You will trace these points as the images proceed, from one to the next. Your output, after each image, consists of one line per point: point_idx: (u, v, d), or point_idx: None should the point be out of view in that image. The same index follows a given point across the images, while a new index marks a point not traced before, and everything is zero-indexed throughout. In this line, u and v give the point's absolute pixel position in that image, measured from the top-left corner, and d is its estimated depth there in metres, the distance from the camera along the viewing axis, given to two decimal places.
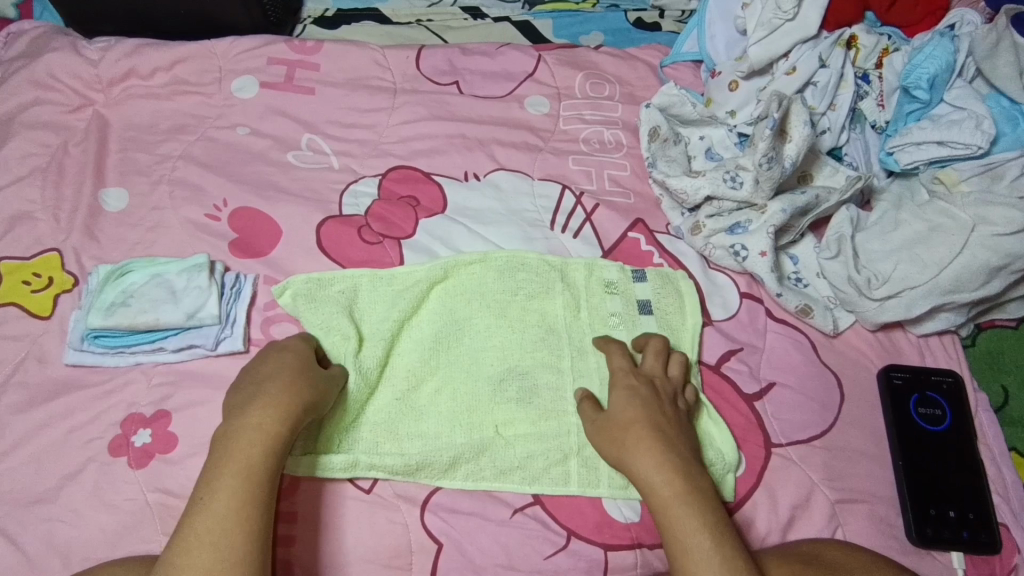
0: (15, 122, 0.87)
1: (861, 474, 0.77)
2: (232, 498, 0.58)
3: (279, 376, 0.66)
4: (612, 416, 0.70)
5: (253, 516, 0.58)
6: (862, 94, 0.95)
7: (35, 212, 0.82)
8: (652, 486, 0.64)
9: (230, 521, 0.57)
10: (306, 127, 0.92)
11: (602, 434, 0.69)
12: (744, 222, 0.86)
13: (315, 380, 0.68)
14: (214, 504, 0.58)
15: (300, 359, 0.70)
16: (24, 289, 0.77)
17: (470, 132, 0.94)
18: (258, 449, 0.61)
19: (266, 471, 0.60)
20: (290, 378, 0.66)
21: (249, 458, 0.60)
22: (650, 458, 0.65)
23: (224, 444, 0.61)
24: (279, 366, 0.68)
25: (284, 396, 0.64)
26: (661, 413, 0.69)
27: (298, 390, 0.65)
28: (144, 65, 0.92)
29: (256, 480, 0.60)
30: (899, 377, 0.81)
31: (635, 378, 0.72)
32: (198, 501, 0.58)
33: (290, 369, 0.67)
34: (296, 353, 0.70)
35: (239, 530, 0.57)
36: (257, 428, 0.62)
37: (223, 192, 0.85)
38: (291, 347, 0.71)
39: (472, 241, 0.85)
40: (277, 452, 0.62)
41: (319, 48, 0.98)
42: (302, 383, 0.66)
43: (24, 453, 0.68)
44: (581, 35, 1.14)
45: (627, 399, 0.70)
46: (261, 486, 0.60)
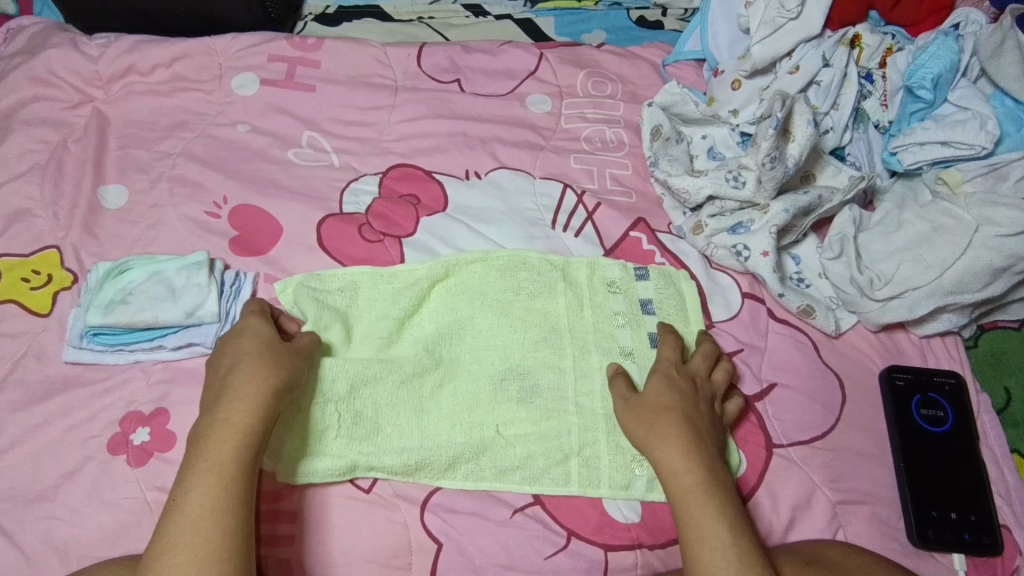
0: (15, 118, 0.87)
1: (863, 476, 0.76)
2: (205, 497, 0.58)
3: (247, 364, 0.65)
4: (645, 399, 0.70)
5: (231, 512, 0.58)
6: (865, 94, 0.95)
7: (34, 209, 0.81)
8: (673, 471, 0.65)
9: (208, 519, 0.57)
10: (307, 124, 0.91)
11: (631, 416, 0.70)
12: (746, 221, 0.85)
13: (282, 366, 0.66)
14: (191, 502, 0.58)
15: (265, 343, 0.68)
16: (23, 286, 0.77)
17: (471, 131, 0.93)
18: (229, 445, 0.60)
19: (242, 467, 0.60)
20: (259, 368, 0.65)
21: (224, 454, 0.60)
22: (677, 445, 0.66)
23: (200, 440, 0.61)
24: (246, 352, 0.67)
25: (251, 389, 0.63)
26: (693, 404, 0.70)
27: (265, 380, 0.64)
28: (144, 62, 0.92)
29: (229, 477, 0.59)
30: (901, 378, 0.81)
31: (674, 369, 0.73)
32: (176, 499, 0.58)
33: (253, 355, 0.66)
34: (262, 337, 0.68)
35: (218, 527, 0.57)
36: (230, 423, 0.61)
37: (223, 189, 0.84)
38: (257, 330, 0.69)
39: (473, 240, 0.85)
40: (248, 446, 0.61)
41: (319, 45, 0.97)
42: (271, 372, 0.65)
43: (22, 451, 0.68)
44: (582, 33, 1.14)
45: (664, 386, 0.71)
46: (235, 482, 0.59)
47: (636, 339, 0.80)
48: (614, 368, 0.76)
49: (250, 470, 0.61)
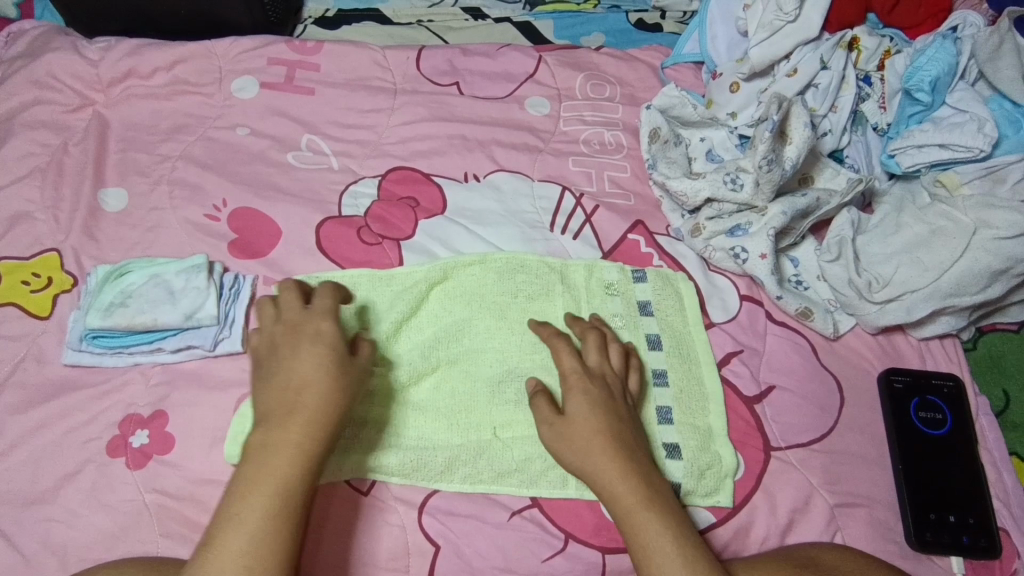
0: (16, 121, 0.87)
1: (861, 479, 0.76)
2: (263, 511, 0.58)
3: (315, 378, 0.63)
4: (570, 421, 0.67)
5: (285, 535, 0.58)
6: (864, 96, 0.95)
7: (34, 212, 0.82)
8: (617, 494, 0.63)
9: (263, 539, 0.57)
10: (306, 127, 0.92)
11: (565, 442, 0.67)
12: (744, 224, 0.85)
13: (346, 385, 0.64)
14: (247, 518, 0.57)
15: (330, 352, 0.65)
16: (23, 289, 0.77)
17: (469, 133, 0.93)
18: (295, 464, 0.60)
19: (301, 489, 0.60)
20: (327, 384, 0.63)
21: (287, 474, 0.59)
22: (614, 466, 0.64)
23: (263, 454, 0.60)
24: (312, 360, 0.64)
25: (318, 409, 0.62)
26: (616, 415, 0.68)
27: (331, 400, 0.62)
28: (145, 65, 0.92)
29: (288, 494, 0.59)
30: (899, 381, 0.81)
31: (587, 378, 0.70)
32: (233, 513, 0.58)
33: (323, 367, 0.63)
34: (328, 344, 0.65)
35: (274, 548, 0.57)
36: (291, 443, 0.60)
37: (222, 192, 0.85)
38: (322, 333, 0.66)
39: (471, 243, 0.85)
40: (309, 465, 0.60)
41: (319, 49, 0.98)
42: (336, 391, 0.63)
43: (22, 453, 0.68)
44: (581, 36, 1.14)
45: (583, 401, 0.68)
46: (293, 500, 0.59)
47: (634, 341, 0.80)
48: (533, 386, 0.72)
49: (308, 492, 0.60)
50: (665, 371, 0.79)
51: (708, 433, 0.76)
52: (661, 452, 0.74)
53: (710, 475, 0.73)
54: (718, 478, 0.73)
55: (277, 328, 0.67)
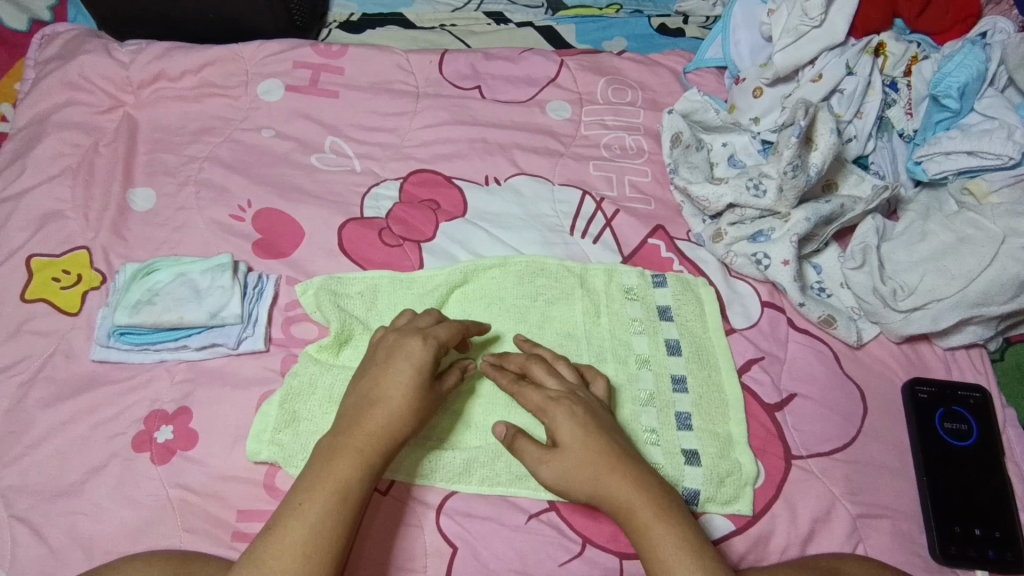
0: (49, 122, 0.89)
1: (884, 489, 0.75)
2: (323, 509, 0.59)
3: (395, 395, 0.65)
4: (564, 453, 0.66)
5: (335, 541, 0.59)
6: (889, 102, 0.94)
7: (65, 211, 0.83)
8: (634, 510, 0.63)
9: (314, 539, 0.58)
10: (330, 130, 0.93)
11: (569, 475, 0.65)
12: (767, 230, 0.85)
13: (420, 410, 0.66)
14: (305, 525, 0.58)
15: (415, 374, 0.66)
16: (53, 286, 0.78)
17: (491, 137, 0.94)
18: (356, 468, 0.61)
19: (357, 497, 0.61)
20: (404, 407, 0.65)
21: (352, 480, 0.61)
22: (625, 481, 0.64)
23: (332, 463, 0.61)
24: (401, 381, 0.66)
25: (387, 421, 0.64)
26: (609, 430, 0.68)
27: (400, 419, 0.64)
28: (173, 68, 0.94)
29: (345, 497, 0.60)
30: (924, 391, 0.79)
31: (565, 402, 0.68)
32: (293, 516, 0.59)
33: (404, 384, 0.65)
34: (417, 366, 0.66)
35: (321, 552, 0.58)
36: (362, 449, 0.62)
37: (247, 193, 0.86)
38: (413, 353, 0.67)
39: (492, 246, 0.86)
40: (368, 473, 0.62)
41: (343, 52, 0.99)
42: (410, 412, 0.65)
43: (50, 446, 0.70)
44: (603, 41, 1.14)
45: (572, 426, 0.67)
46: (349, 505, 0.60)
47: (653, 346, 0.80)
48: (503, 431, 0.69)
49: (362, 501, 0.62)
50: (684, 377, 0.78)
51: (728, 440, 0.75)
52: (680, 459, 0.73)
53: (729, 482, 0.73)
54: (738, 486, 0.73)
55: (387, 334, 0.70)
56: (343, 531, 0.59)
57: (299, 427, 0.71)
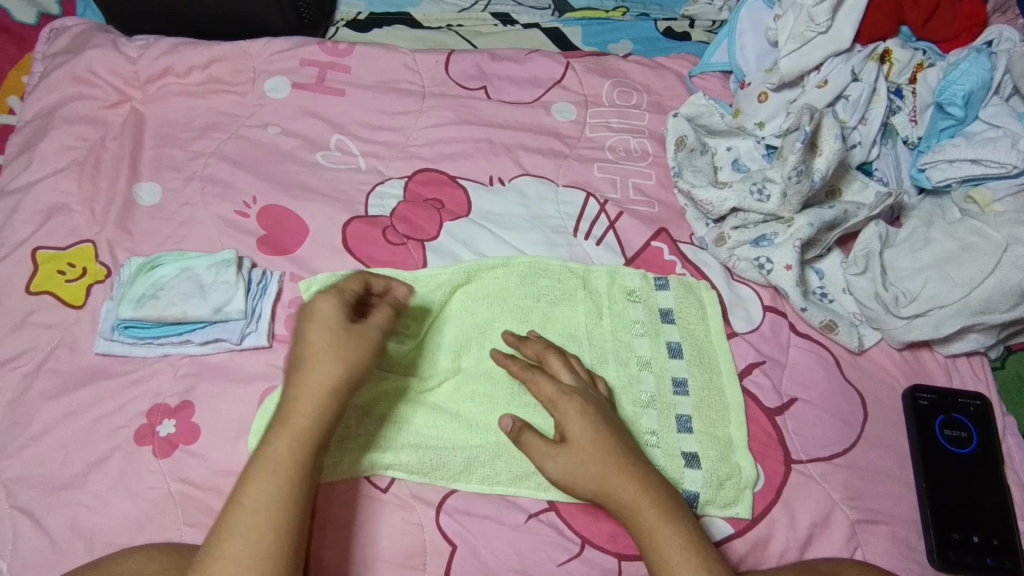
0: (57, 115, 0.89)
1: (883, 495, 0.75)
2: (257, 485, 0.57)
3: (305, 354, 0.62)
4: (574, 448, 0.67)
5: (272, 512, 0.56)
6: (894, 109, 0.94)
7: (72, 204, 0.83)
8: (639, 511, 0.64)
9: (252, 515, 0.56)
10: (335, 128, 0.93)
11: (577, 470, 0.66)
12: (770, 234, 0.85)
13: (334, 359, 0.61)
14: (244, 523, 0.56)
15: (322, 328, 0.62)
16: (59, 279, 0.79)
17: (496, 137, 0.94)
18: (281, 437, 0.59)
19: (286, 465, 0.58)
20: (315, 361, 0.61)
21: (288, 469, 0.58)
22: (632, 482, 0.65)
23: (265, 453, 0.58)
24: (324, 352, 0.61)
25: (301, 383, 0.60)
26: (617, 429, 0.69)
27: (315, 378, 0.60)
28: (181, 64, 0.94)
29: (275, 468, 0.58)
30: (925, 398, 0.80)
31: (577, 398, 0.70)
32: (232, 515, 0.56)
33: (308, 340, 0.62)
34: (321, 321, 0.63)
35: (259, 527, 0.56)
36: (294, 432, 0.59)
37: (253, 189, 0.86)
38: (317, 310, 0.64)
39: (496, 247, 0.86)
40: (292, 438, 0.59)
41: (351, 51, 0.99)
42: (323, 365, 0.61)
43: (53, 438, 0.70)
44: (610, 43, 1.14)
45: (583, 422, 0.68)
46: (280, 475, 0.58)
47: (655, 348, 0.80)
48: (510, 424, 0.70)
49: (297, 467, 0.58)
50: (685, 379, 0.79)
51: (728, 443, 0.75)
52: (679, 461, 0.74)
53: (729, 485, 0.73)
54: (737, 489, 0.73)
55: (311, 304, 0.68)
56: (284, 523, 0.57)
57: None
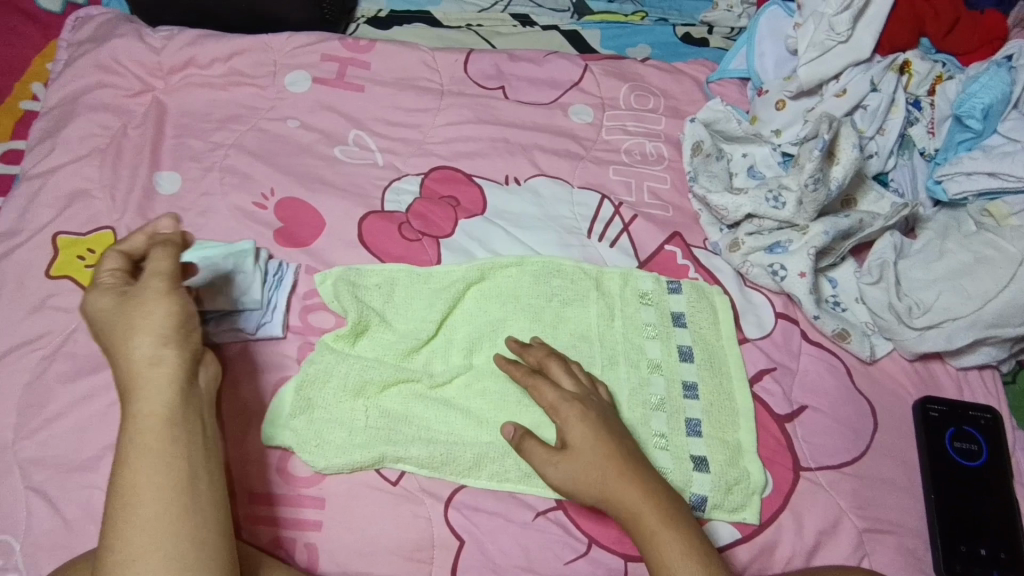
0: (80, 102, 0.91)
1: (891, 505, 0.75)
2: (119, 488, 0.51)
3: (108, 350, 0.56)
4: (575, 453, 0.68)
5: (142, 506, 0.51)
6: (912, 120, 0.94)
7: (93, 190, 0.84)
8: (641, 515, 0.64)
9: (126, 518, 0.50)
10: (354, 123, 0.94)
11: (578, 476, 0.67)
12: (785, 242, 0.85)
13: (127, 335, 0.55)
14: (128, 529, 0.50)
15: (108, 318, 0.57)
16: (79, 264, 0.80)
17: (513, 137, 0.95)
18: (123, 433, 0.53)
19: (132, 457, 0.52)
20: (116, 347, 0.55)
21: (155, 455, 0.52)
22: (632, 487, 0.65)
23: (122, 456, 0.52)
24: (130, 329, 0.55)
25: (119, 374, 0.55)
26: (619, 433, 0.70)
27: (123, 361, 0.55)
28: (204, 56, 0.95)
29: (129, 461, 0.52)
30: (935, 410, 0.80)
31: (578, 404, 0.70)
32: (114, 530, 0.50)
33: (104, 334, 0.57)
34: (103, 314, 0.58)
35: (134, 527, 0.50)
36: (143, 419, 0.53)
37: (271, 181, 0.87)
38: (96, 305, 0.58)
39: (510, 245, 0.86)
40: (129, 428, 0.53)
41: (371, 48, 1.00)
42: (122, 346, 0.55)
43: (69, 420, 0.71)
44: (627, 47, 1.14)
45: (584, 428, 0.69)
46: (134, 466, 0.52)
47: (666, 351, 0.81)
48: (513, 432, 0.71)
49: (144, 454, 0.52)
50: (695, 384, 0.79)
51: (737, 449, 0.76)
52: (688, 465, 0.74)
53: (737, 490, 0.73)
54: (745, 495, 0.73)
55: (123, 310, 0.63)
56: (178, 509, 0.51)
57: (315, 414, 0.73)
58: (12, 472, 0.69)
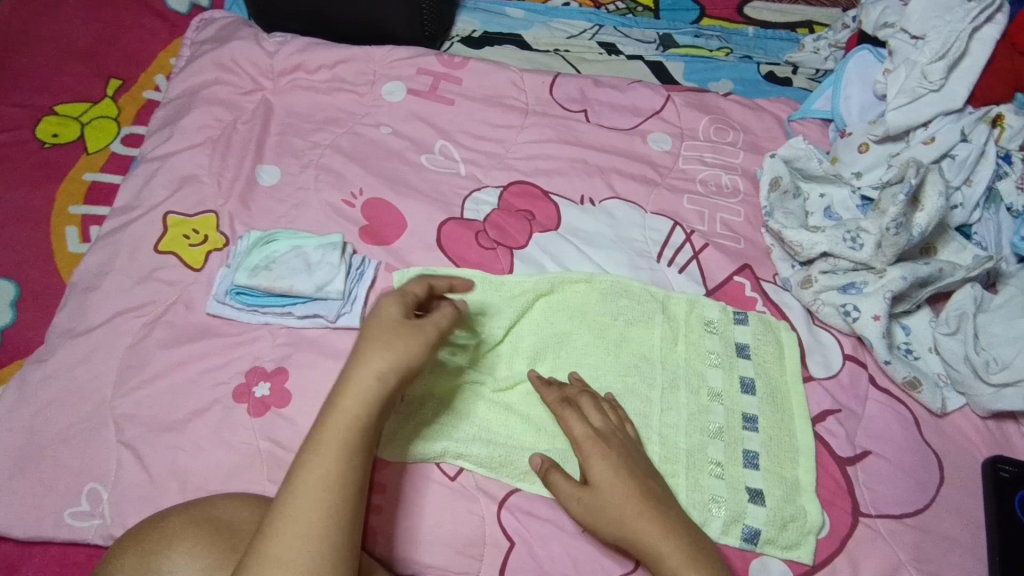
0: (199, 96, 0.99)
1: (952, 563, 0.73)
2: (313, 473, 0.57)
3: (362, 349, 0.62)
4: (596, 491, 0.68)
5: (331, 492, 0.57)
6: (1001, 174, 0.93)
7: (202, 176, 0.92)
8: (663, 558, 0.64)
9: (312, 501, 0.56)
10: (442, 134, 0.99)
11: (596, 513, 0.68)
12: (859, 283, 0.85)
13: (394, 353, 0.62)
14: (306, 505, 0.56)
15: (389, 327, 0.64)
16: (183, 242, 0.86)
17: (591, 159, 0.98)
18: (333, 426, 0.59)
19: (343, 455, 0.58)
20: (377, 354, 0.62)
21: (353, 453, 0.59)
22: (652, 526, 0.65)
23: (317, 442, 0.58)
24: (384, 346, 0.62)
25: (362, 376, 0.61)
26: (640, 472, 0.70)
27: (376, 371, 0.61)
28: (312, 62, 1.03)
29: (335, 452, 0.58)
30: (1007, 471, 0.76)
31: (602, 441, 0.71)
32: (294, 500, 0.56)
33: (373, 338, 0.63)
34: (386, 322, 0.64)
35: (319, 513, 0.56)
36: (345, 416, 0.59)
37: (361, 181, 0.93)
38: (386, 313, 0.65)
39: (580, 262, 0.89)
40: (351, 429, 0.59)
41: (464, 65, 1.06)
42: (384, 360, 0.61)
43: (163, 383, 0.77)
44: (710, 81, 1.16)
45: (604, 466, 0.69)
46: (338, 456, 0.58)
47: (728, 381, 0.81)
48: (540, 463, 0.72)
49: (350, 459, 0.58)
50: (756, 416, 0.79)
51: (795, 486, 0.75)
52: (743, 496, 0.74)
53: (792, 527, 0.73)
54: (800, 533, 0.72)
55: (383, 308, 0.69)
56: (349, 506, 0.57)
57: None
58: (107, 425, 0.75)
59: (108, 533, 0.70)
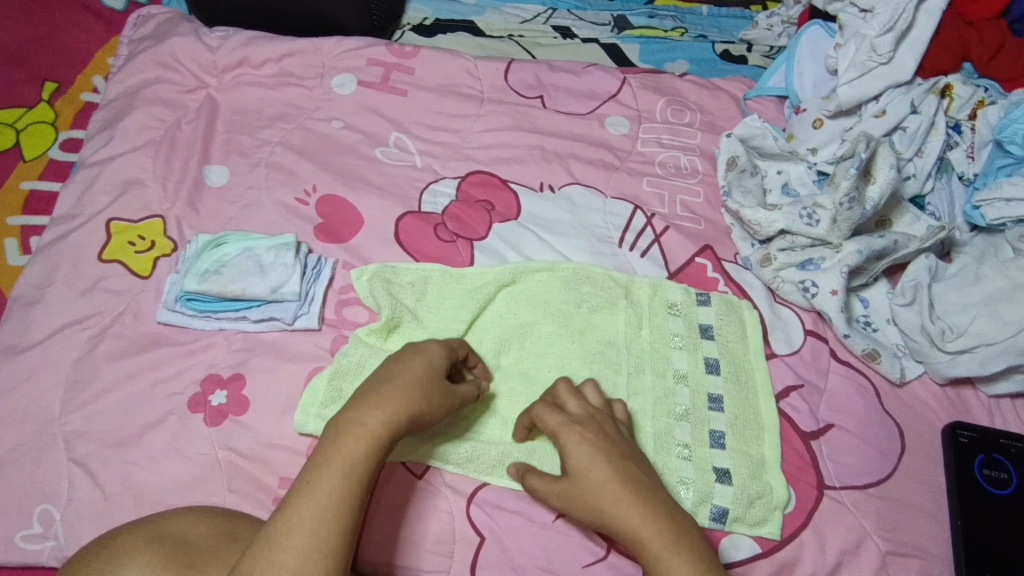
0: (139, 96, 0.95)
1: (915, 529, 0.74)
2: (329, 483, 0.58)
3: (398, 377, 0.65)
4: (573, 481, 0.66)
5: (346, 511, 0.58)
6: (951, 144, 0.94)
7: (146, 179, 0.88)
8: (644, 540, 0.62)
9: (321, 514, 0.57)
10: (396, 126, 0.97)
11: (574, 503, 0.66)
12: (816, 259, 0.85)
13: (429, 397, 0.66)
14: (314, 514, 0.57)
15: (428, 368, 0.67)
16: (129, 249, 0.83)
17: (549, 146, 0.97)
18: (360, 446, 0.60)
19: (364, 475, 0.60)
20: (413, 388, 0.65)
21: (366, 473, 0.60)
22: (630, 507, 0.64)
23: (334, 455, 0.59)
24: (418, 386, 0.65)
25: (393, 403, 0.63)
26: (618, 454, 0.67)
27: (406, 404, 0.64)
28: (257, 56, 0.99)
29: (355, 468, 0.59)
30: (966, 436, 0.78)
31: (578, 427, 0.69)
32: (302, 508, 0.57)
33: (413, 373, 0.66)
34: (429, 361, 0.68)
35: (326, 528, 0.56)
36: (366, 432, 0.61)
37: (313, 178, 0.90)
38: (429, 352, 0.69)
39: (541, 250, 0.88)
40: (374, 452, 0.61)
41: (415, 54, 1.03)
42: (419, 396, 0.65)
43: (114, 397, 0.74)
44: (667, 61, 1.16)
45: (581, 453, 0.67)
46: (355, 470, 0.59)
47: (692, 362, 0.81)
48: (516, 470, 0.71)
49: (369, 482, 0.60)
50: (721, 396, 0.79)
51: (761, 463, 0.76)
52: (710, 476, 0.74)
53: (759, 504, 0.73)
54: (767, 509, 0.73)
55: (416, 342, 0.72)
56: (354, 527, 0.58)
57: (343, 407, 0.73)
58: (56, 443, 0.72)
59: (62, 555, 0.68)
